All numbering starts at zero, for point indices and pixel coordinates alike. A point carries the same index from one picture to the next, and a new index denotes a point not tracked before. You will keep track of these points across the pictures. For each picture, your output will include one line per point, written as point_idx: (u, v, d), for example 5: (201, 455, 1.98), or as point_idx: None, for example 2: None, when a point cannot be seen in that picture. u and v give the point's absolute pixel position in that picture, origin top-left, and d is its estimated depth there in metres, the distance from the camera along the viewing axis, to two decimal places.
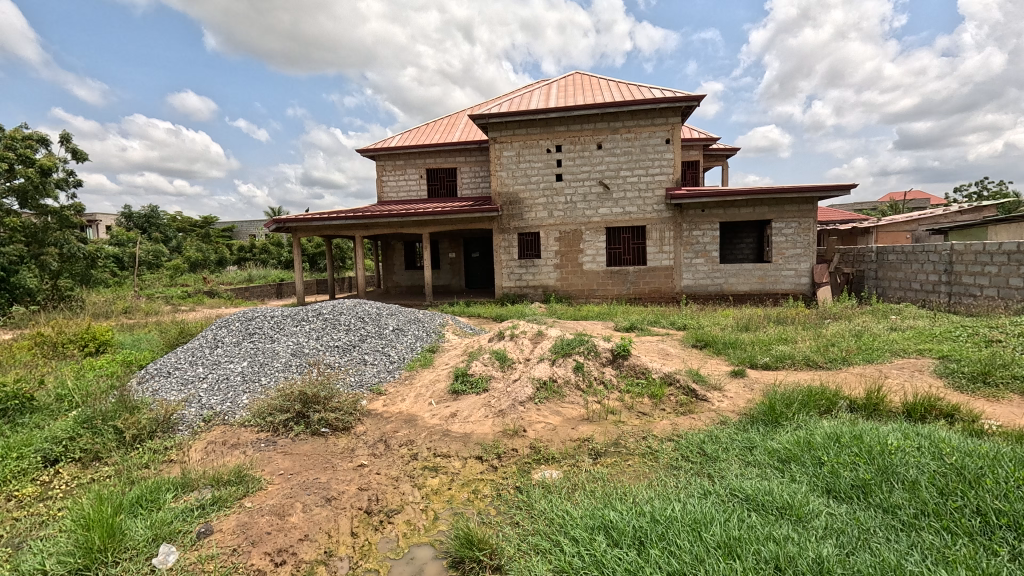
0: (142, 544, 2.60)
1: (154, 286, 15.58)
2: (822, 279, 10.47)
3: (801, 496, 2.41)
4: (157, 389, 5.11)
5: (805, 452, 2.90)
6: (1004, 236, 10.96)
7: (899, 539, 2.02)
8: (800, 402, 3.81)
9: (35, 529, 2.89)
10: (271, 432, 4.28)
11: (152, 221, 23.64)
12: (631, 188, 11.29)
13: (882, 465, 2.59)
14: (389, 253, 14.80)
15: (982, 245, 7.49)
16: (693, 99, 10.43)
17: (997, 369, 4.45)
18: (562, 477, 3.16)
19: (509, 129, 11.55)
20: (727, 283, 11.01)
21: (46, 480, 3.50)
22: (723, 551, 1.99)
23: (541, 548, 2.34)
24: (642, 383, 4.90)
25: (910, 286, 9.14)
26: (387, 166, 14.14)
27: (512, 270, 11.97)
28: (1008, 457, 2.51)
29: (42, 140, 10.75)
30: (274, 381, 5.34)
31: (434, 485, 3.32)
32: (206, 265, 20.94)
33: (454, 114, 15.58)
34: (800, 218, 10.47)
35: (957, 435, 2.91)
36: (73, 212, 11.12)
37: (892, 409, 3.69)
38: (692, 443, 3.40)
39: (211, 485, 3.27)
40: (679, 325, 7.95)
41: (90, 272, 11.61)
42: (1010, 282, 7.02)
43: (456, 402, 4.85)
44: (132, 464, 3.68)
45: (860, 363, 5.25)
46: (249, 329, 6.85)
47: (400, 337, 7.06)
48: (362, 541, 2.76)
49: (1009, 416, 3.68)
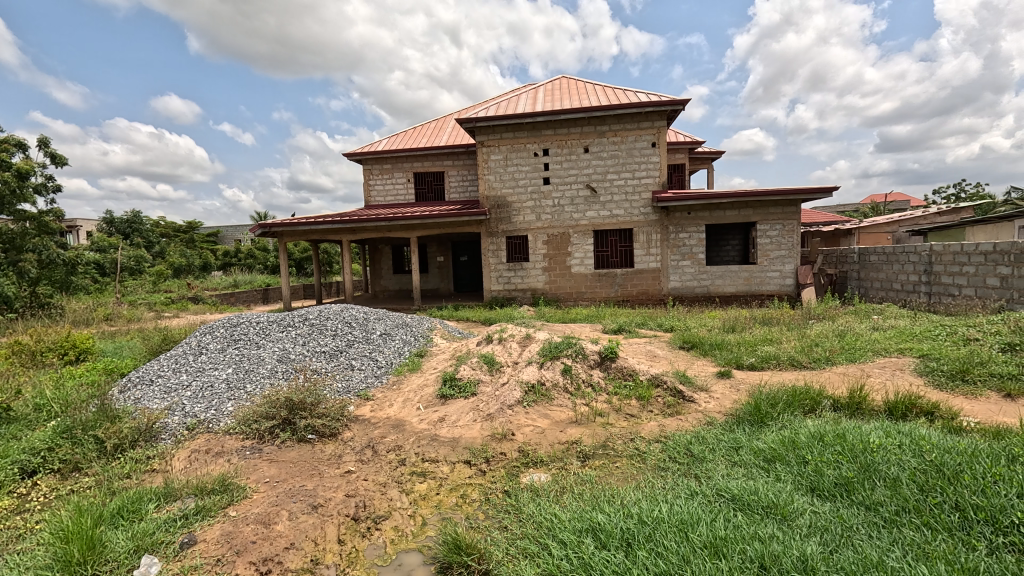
0: (123, 555, 2.52)
1: (136, 292, 15.29)
2: (806, 280, 10.64)
3: (785, 495, 2.43)
4: (139, 398, 5.00)
5: (790, 452, 2.93)
6: (981, 237, 11.27)
7: (881, 536, 2.05)
8: (785, 402, 3.86)
9: (12, 543, 2.79)
10: (256, 439, 4.20)
11: (135, 226, 23.21)
12: (619, 192, 11.38)
13: (865, 464, 2.63)
14: (377, 257, 14.71)
15: (960, 246, 7.68)
16: (678, 103, 10.56)
17: (975, 367, 4.56)
18: (552, 480, 3.15)
19: (497, 132, 11.57)
20: (714, 285, 11.14)
21: (23, 492, 3.39)
22: (709, 551, 2.00)
23: (530, 552, 2.32)
24: (629, 385, 4.93)
25: (892, 286, 9.33)
26: (375, 169, 14.05)
27: (500, 273, 11.97)
28: (986, 453, 2.58)
29: (19, 145, 10.49)
30: (260, 388, 5.24)
31: (423, 490, 3.29)
32: (191, 271, 20.59)
33: (442, 118, 15.57)
34: (784, 221, 10.65)
35: (937, 432, 2.97)
36: (52, 217, 10.85)
37: (874, 408, 3.76)
38: (680, 444, 3.42)
39: (195, 494, 3.19)
40: (667, 327, 8.03)
41: (70, 278, 11.32)
42: (988, 281, 7.22)
43: (445, 407, 4.82)
44: (113, 474, 3.58)
45: (844, 362, 5.35)
46: (234, 335, 6.73)
47: (388, 342, 6.99)
48: (350, 548, 2.72)
49: (988, 414, 3.76)
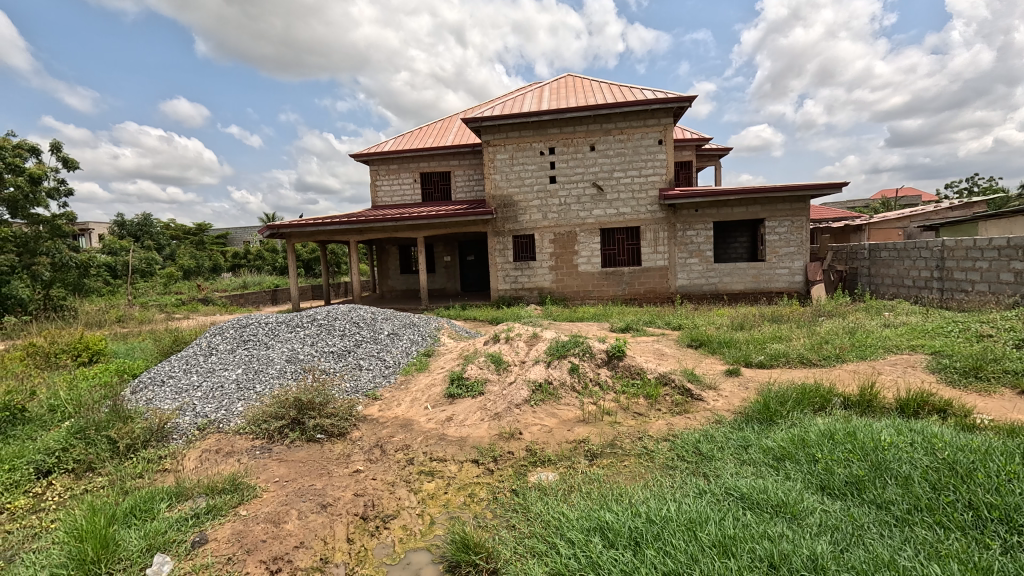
0: (136, 554, 2.56)
1: (148, 294, 15.51)
2: (816, 276, 10.53)
3: (795, 494, 2.41)
4: (151, 398, 5.07)
5: (800, 450, 2.91)
6: (994, 232, 11.05)
7: (893, 535, 2.03)
8: (794, 400, 3.83)
9: (28, 542, 2.85)
10: (266, 439, 4.25)
11: (145, 229, 23.51)
12: (625, 190, 11.34)
13: (876, 462, 2.60)
14: (384, 257, 14.78)
15: (973, 241, 7.56)
16: (684, 99, 10.49)
17: (989, 364, 4.49)
18: (559, 479, 3.16)
19: (502, 132, 11.57)
20: (722, 283, 11.06)
21: (38, 492, 3.46)
22: (719, 550, 1.99)
23: (538, 550, 2.33)
24: (637, 383, 4.91)
25: (903, 282, 9.21)
26: (381, 170, 14.11)
27: (507, 273, 11.98)
28: (999, 450, 2.54)
29: (32, 149, 10.68)
30: (269, 388, 5.29)
31: (431, 489, 3.31)
32: (200, 272, 20.85)
33: (448, 118, 15.59)
34: (793, 217, 10.55)
35: (950, 430, 2.92)
36: (64, 221, 11.04)
37: (885, 406, 3.72)
38: (688, 443, 3.40)
39: (206, 494, 3.24)
40: (674, 325, 8.00)
41: (82, 281, 11.51)
42: (1001, 277, 7.09)
43: (452, 406, 4.83)
44: (125, 474, 3.64)
45: (855, 360, 5.29)
46: (243, 336, 6.81)
47: (396, 342, 7.04)
48: (359, 547, 2.74)
49: (1001, 411, 3.69)
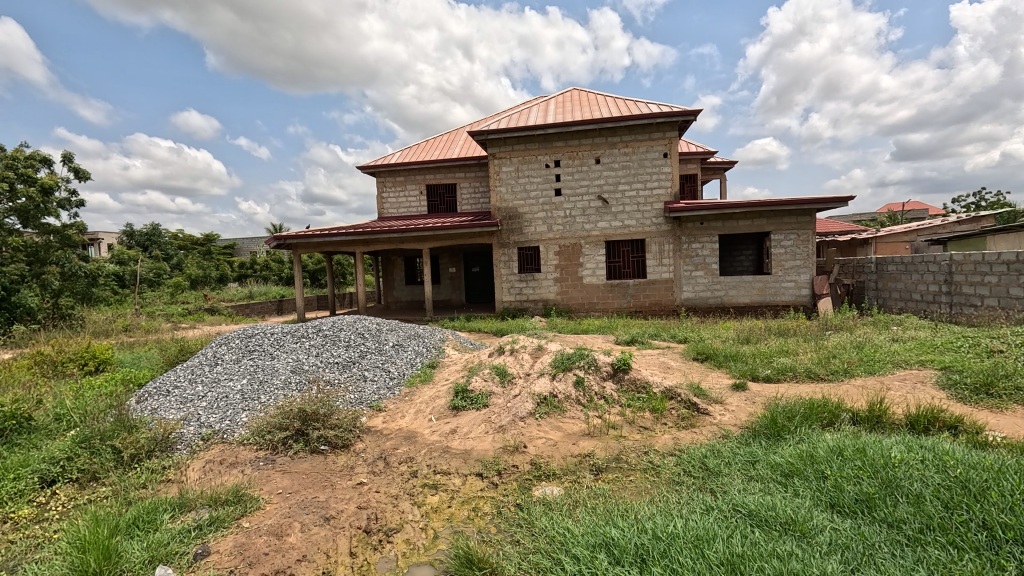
0: (139, 565, 2.55)
1: (154, 303, 15.68)
2: (822, 290, 10.48)
3: (804, 511, 2.38)
4: (157, 407, 5.10)
5: (808, 466, 2.87)
6: (1002, 246, 10.95)
7: (905, 555, 1.99)
8: (802, 415, 3.79)
9: (30, 552, 2.85)
10: (270, 450, 4.25)
11: (154, 239, 23.94)
12: (630, 203, 11.40)
13: (886, 478, 2.57)
14: (390, 268, 14.88)
15: (981, 255, 7.49)
16: (688, 113, 10.60)
17: (1000, 380, 4.42)
18: (564, 494, 3.13)
19: (508, 145, 11.71)
20: (727, 296, 11.03)
21: (42, 501, 3.47)
22: (726, 568, 1.96)
23: (542, 567, 2.29)
24: (643, 397, 4.87)
25: (912, 296, 9.11)
26: (387, 182, 14.32)
27: (512, 284, 12.01)
28: (1013, 469, 2.49)
29: (45, 160, 10.92)
30: (274, 399, 5.30)
31: (434, 503, 3.29)
32: (207, 282, 21.09)
33: (454, 131, 15.80)
34: (799, 230, 10.54)
35: (962, 446, 2.88)
36: (75, 231, 11.25)
37: (895, 422, 3.68)
38: (694, 458, 3.37)
39: (209, 505, 3.24)
40: (680, 338, 7.96)
41: (90, 290, 11.71)
42: (1011, 291, 7.02)
43: (456, 419, 4.80)
44: (129, 484, 3.65)
45: (863, 374, 5.24)
46: (249, 346, 6.84)
47: (400, 353, 7.07)
48: (361, 561, 2.71)
49: (1013, 429, 3.63)
